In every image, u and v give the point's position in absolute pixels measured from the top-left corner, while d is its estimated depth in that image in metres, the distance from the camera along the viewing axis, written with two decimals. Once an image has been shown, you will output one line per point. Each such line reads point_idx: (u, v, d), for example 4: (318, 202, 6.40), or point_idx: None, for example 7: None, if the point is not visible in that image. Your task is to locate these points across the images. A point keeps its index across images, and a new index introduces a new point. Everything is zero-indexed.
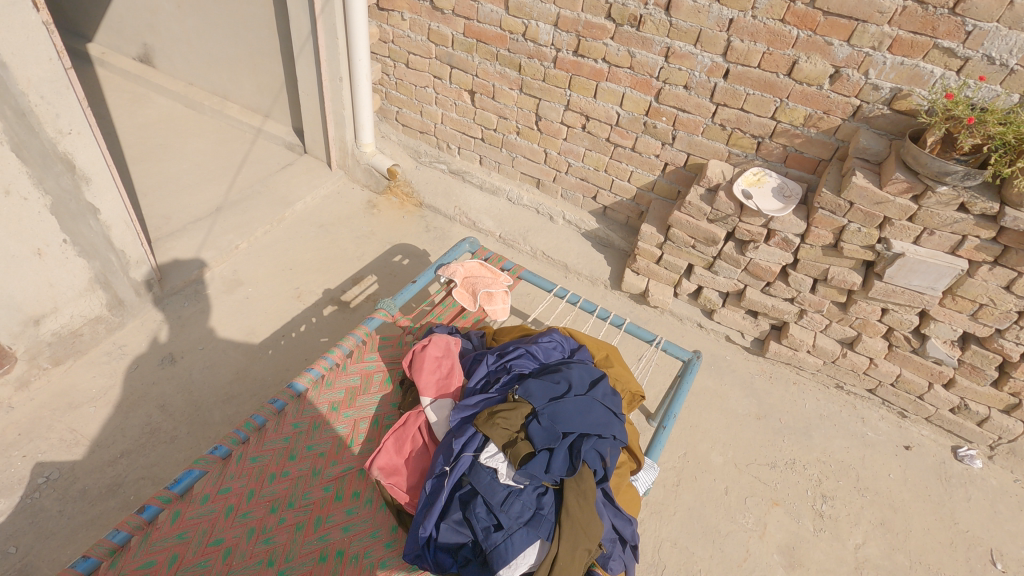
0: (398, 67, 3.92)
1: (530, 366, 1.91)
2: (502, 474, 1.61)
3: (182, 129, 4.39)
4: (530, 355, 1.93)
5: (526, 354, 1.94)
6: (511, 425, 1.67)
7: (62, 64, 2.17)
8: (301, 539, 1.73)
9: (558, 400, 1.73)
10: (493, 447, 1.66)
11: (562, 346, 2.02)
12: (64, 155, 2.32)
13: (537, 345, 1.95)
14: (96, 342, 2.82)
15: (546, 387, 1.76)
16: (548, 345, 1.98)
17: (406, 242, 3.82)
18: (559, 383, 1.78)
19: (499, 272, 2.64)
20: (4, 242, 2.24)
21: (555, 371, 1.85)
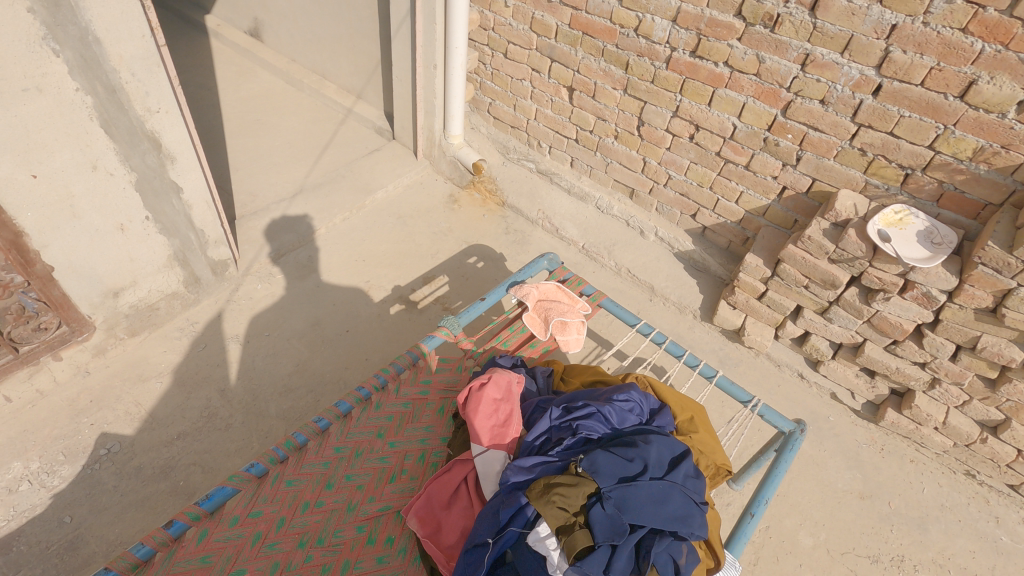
0: (495, 56, 3.69)
1: (600, 430, 1.63)
2: (552, 565, 1.36)
3: (280, 106, 4.43)
4: (602, 416, 1.65)
5: (596, 414, 1.65)
6: (568, 504, 1.42)
7: (154, 42, 2.12)
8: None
9: (630, 483, 1.45)
10: (545, 529, 1.41)
11: (639, 407, 1.72)
12: (151, 133, 2.29)
13: (610, 405, 1.66)
14: (170, 317, 2.86)
15: (616, 464, 1.49)
16: (623, 406, 1.69)
17: (483, 243, 3.62)
18: (632, 461, 1.50)
19: (577, 297, 2.36)
20: (88, 216, 2.26)
21: (629, 442, 1.56)
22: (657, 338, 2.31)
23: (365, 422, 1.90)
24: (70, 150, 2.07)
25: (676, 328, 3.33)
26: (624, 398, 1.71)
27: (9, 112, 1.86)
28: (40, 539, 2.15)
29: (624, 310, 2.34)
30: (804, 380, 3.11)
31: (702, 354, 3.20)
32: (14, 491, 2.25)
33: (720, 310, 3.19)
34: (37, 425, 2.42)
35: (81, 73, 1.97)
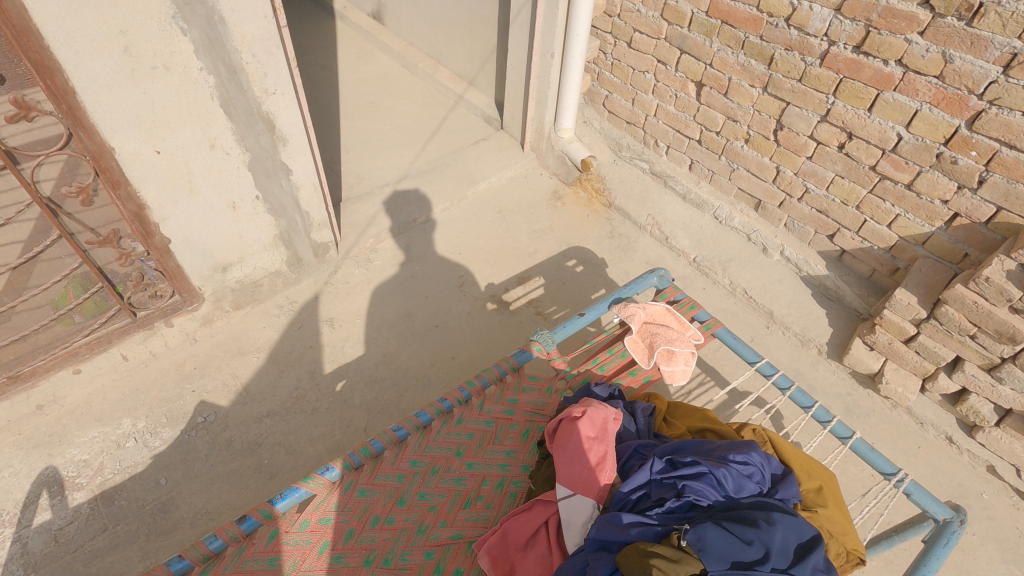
0: (618, 45, 3.42)
1: (711, 496, 1.38)
2: None
3: (394, 89, 4.44)
4: (714, 479, 1.39)
5: (708, 475, 1.40)
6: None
7: (275, 22, 2.10)
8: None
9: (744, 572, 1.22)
10: None
11: (759, 474, 1.44)
12: (266, 114, 2.30)
13: (726, 468, 1.40)
14: (272, 294, 2.93)
15: (729, 546, 1.24)
16: (740, 471, 1.42)
17: (584, 246, 3.40)
18: (751, 545, 1.25)
19: (688, 323, 2.10)
20: (205, 192, 2.32)
21: (748, 520, 1.30)
22: (781, 382, 1.98)
23: (444, 437, 1.78)
24: (191, 127, 2.12)
25: (795, 363, 2.93)
26: (742, 461, 1.44)
27: (138, 89, 1.92)
28: (137, 497, 2.26)
29: (743, 344, 2.04)
30: (952, 445, 2.62)
31: (826, 397, 2.79)
32: (121, 446, 2.38)
33: (853, 350, 2.75)
34: (147, 385, 2.56)
35: (206, 53, 2.00)
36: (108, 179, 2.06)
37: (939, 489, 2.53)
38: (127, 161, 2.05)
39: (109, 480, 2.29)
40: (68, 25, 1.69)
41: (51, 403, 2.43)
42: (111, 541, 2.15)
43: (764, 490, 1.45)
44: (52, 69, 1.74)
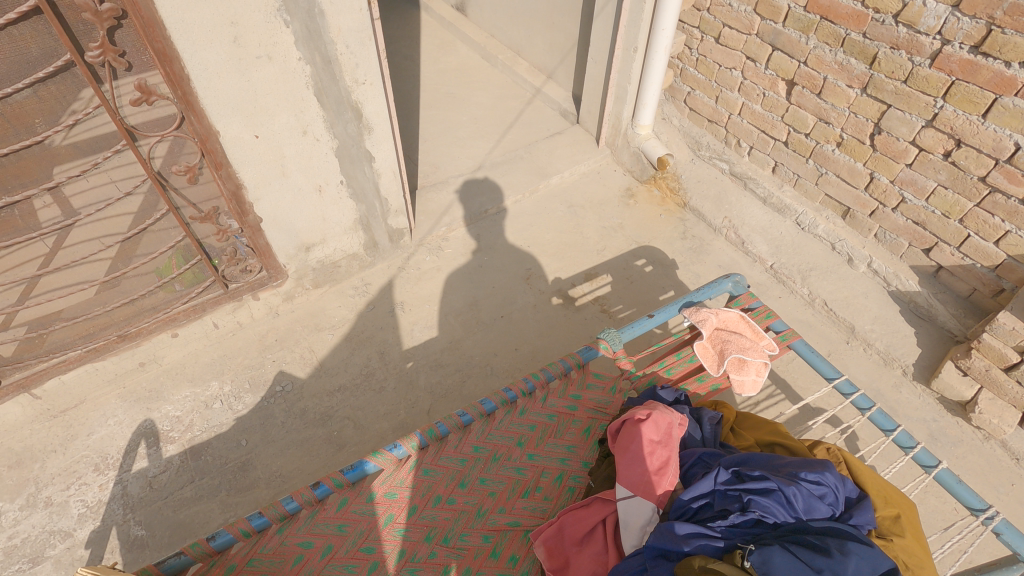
0: (705, 41, 3.31)
1: (779, 515, 1.33)
2: None
3: (473, 80, 4.51)
4: (783, 497, 1.34)
5: (776, 493, 1.35)
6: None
7: (369, 15, 2.19)
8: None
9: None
10: None
11: (833, 496, 1.38)
12: (355, 104, 2.40)
13: (796, 487, 1.34)
14: (349, 275, 3.07)
15: (796, 570, 1.20)
16: (812, 491, 1.36)
17: (655, 246, 3.34)
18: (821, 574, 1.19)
19: (763, 333, 2.02)
20: (295, 175, 2.46)
21: (819, 547, 1.25)
22: (860, 402, 1.88)
23: (507, 426, 1.81)
24: (287, 114, 2.25)
25: (876, 383, 2.76)
26: (816, 481, 1.38)
27: (244, 77, 2.06)
28: (220, 455, 2.45)
29: (821, 359, 1.94)
30: None
31: (908, 422, 2.61)
32: (209, 407, 2.59)
33: (943, 374, 2.56)
34: (233, 353, 2.76)
35: (305, 43, 2.11)
36: (213, 160, 2.22)
37: None
38: (229, 144, 2.20)
39: (197, 437, 2.49)
40: (187, 16, 1.83)
41: (151, 362, 2.67)
42: (197, 492, 2.35)
43: (837, 513, 1.38)
44: (171, 57, 1.89)
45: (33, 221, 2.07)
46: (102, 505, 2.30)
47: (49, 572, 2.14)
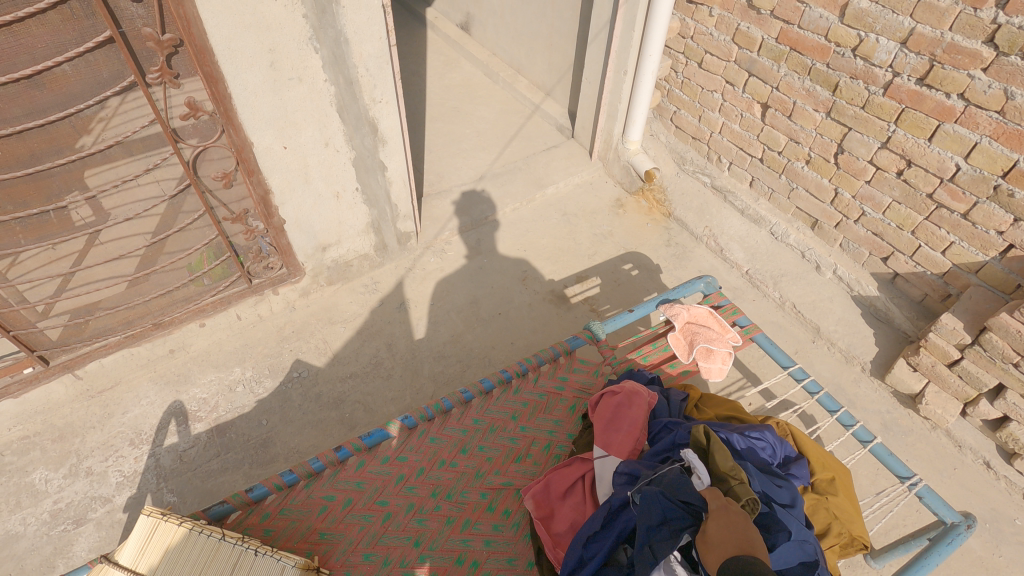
0: (689, 65, 3.62)
1: None
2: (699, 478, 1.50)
3: (475, 96, 4.81)
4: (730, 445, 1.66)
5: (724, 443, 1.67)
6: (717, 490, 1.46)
7: (387, 43, 2.49)
8: (447, 534, 1.80)
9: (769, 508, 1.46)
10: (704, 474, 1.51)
11: (771, 450, 1.69)
12: (372, 120, 2.69)
13: (741, 436, 1.67)
14: (360, 274, 3.35)
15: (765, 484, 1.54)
16: (754, 443, 1.68)
17: (641, 252, 3.63)
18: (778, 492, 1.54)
19: (728, 327, 2.31)
20: (317, 182, 2.75)
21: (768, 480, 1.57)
22: (811, 386, 2.17)
23: (503, 402, 2.09)
24: (312, 129, 2.54)
25: (837, 378, 3.05)
26: (758, 437, 1.70)
27: (278, 96, 2.35)
28: (244, 433, 2.71)
29: (778, 349, 2.23)
30: (990, 470, 2.70)
31: (865, 413, 2.90)
32: (232, 390, 2.84)
33: (896, 369, 2.86)
34: (254, 342, 3.02)
35: (331, 67, 2.40)
36: (246, 168, 2.51)
37: (972, 511, 2.62)
38: (261, 154, 2.49)
39: (222, 417, 2.75)
40: (232, 44, 2.12)
41: (180, 349, 2.93)
42: (223, 464, 2.60)
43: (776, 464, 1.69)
44: (217, 79, 2.18)
45: (66, 224, 2.34)
46: (138, 476, 2.55)
47: (92, 533, 2.39)
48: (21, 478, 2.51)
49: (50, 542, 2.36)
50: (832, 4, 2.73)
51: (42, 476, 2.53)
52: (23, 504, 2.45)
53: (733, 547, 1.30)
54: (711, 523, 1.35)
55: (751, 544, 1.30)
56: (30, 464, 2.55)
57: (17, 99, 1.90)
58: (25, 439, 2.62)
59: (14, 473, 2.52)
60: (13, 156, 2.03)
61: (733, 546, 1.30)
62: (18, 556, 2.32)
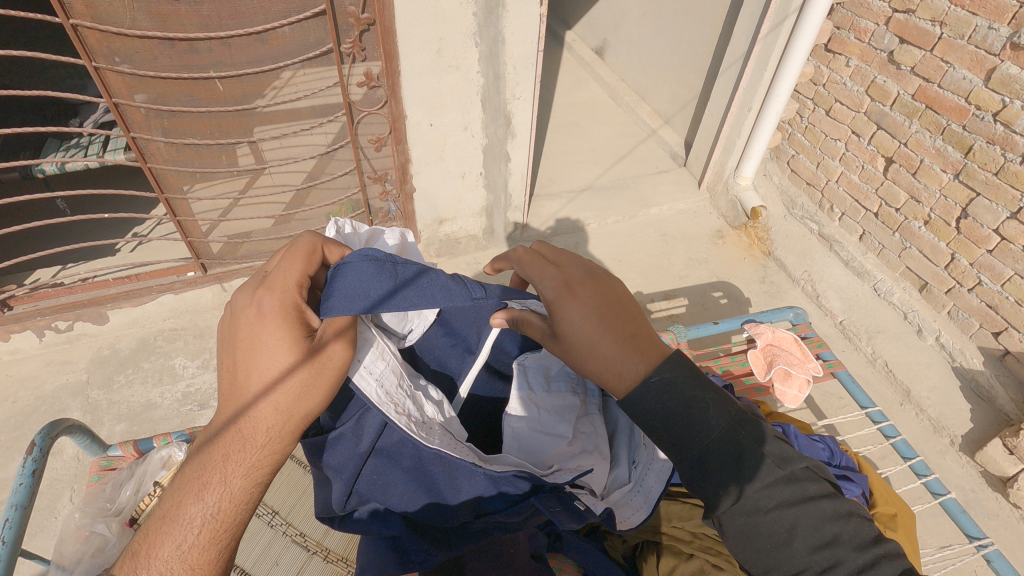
0: (816, 111, 3.66)
1: None
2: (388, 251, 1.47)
3: (596, 115, 5.08)
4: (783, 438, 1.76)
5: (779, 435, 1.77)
6: (693, 519, 1.59)
7: (536, 48, 2.78)
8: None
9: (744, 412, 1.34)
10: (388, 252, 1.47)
11: (827, 448, 1.78)
12: (508, 114, 3.01)
13: (795, 433, 1.76)
14: (465, 252, 3.67)
15: None
16: (809, 441, 1.77)
17: (733, 283, 3.68)
18: None
19: (812, 358, 2.35)
20: (451, 161, 3.11)
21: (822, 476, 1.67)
22: (888, 430, 2.19)
23: None
24: (456, 112, 2.91)
25: (921, 445, 2.92)
26: None
27: (435, 80, 2.73)
28: None
29: (859, 389, 2.27)
30: None
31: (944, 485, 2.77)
32: None
33: (988, 448, 2.72)
34: None
35: (485, 61, 2.76)
36: (396, 137, 2.90)
37: None
38: (411, 128, 2.87)
39: None
40: (411, 31, 2.51)
41: None
42: None
43: (829, 459, 1.76)
44: (393, 56, 2.57)
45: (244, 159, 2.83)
46: None
47: (211, 416, 2.81)
48: (165, 360, 3.02)
49: (178, 415, 2.81)
50: (977, 66, 2.71)
51: (181, 362, 3.02)
52: (164, 380, 2.94)
53: (601, 331, 1.18)
54: (564, 305, 1.21)
55: (619, 320, 1.20)
56: (175, 351, 3.06)
57: (246, 49, 2.39)
58: (174, 330, 3.15)
59: (162, 355, 3.04)
60: (230, 94, 2.53)
61: (614, 339, 1.17)
62: (153, 421, 2.78)
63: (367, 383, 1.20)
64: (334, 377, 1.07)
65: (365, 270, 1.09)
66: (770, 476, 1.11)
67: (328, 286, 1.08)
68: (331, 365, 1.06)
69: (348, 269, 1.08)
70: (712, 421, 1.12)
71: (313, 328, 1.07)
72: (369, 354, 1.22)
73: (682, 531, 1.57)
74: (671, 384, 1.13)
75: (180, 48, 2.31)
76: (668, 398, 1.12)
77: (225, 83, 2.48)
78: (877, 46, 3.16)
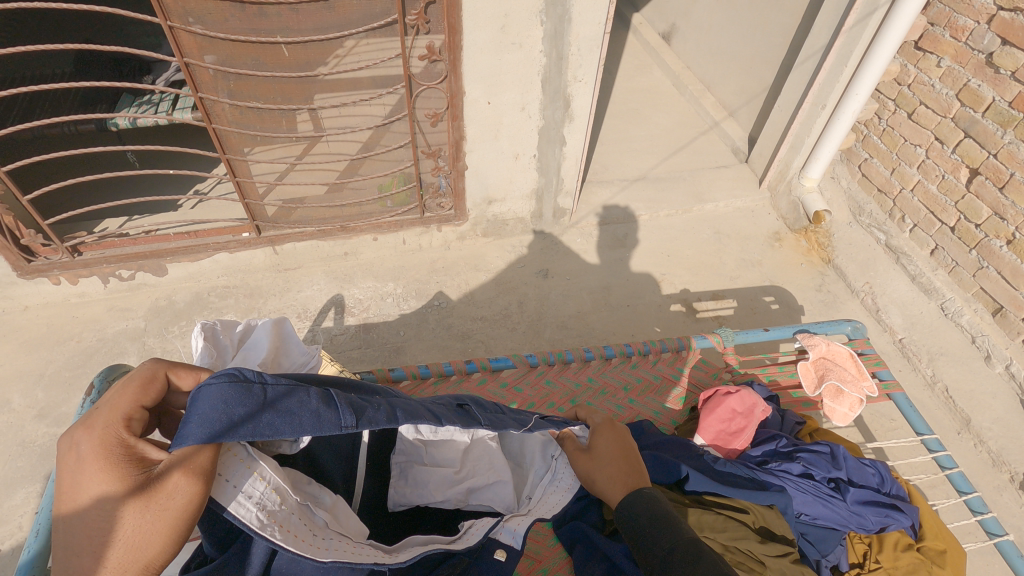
0: (896, 114, 3.43)
1: (823, 470, 1.69)
2: (266, 331, 1.51)
3: (658, 103, 4.91)
4: (834, 457, 1.73)
5: (829, 454, 1.74)
6: (726, 531, 1.47)
7: (602, 29, 2.69)
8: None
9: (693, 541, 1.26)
10: (265, 334, 1.51)
11: (880, 474, 1.72)
12: (567, 96, 2.94)
13: (847, 454, 1.73)
14: (512, 235, 3.64)
15: (861, 509, 1.61)
16: (861, 465, 1.72)
17: (786, 289, 3.52)
18: (870, 518, 1.60)
19: (866, 376, 2.24)
20: (505, 141, 3.07)
21: (870, 502, 1.63)
22: (945, 460, 2.05)
23: (619, 372, 2.29)
24: (515, 92, 2.86)
25: (975, 478, 2.75)
26: (815, 449, 1.75)
27: (497, 57, 2.69)
28: (384, 336, 3.12)
29: (916, 413, 2.14)
30: None
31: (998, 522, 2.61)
32: (383, 299, 3.28)
33: None
34: (409, 267, 3.44)
35: (549, 40, 2.69)
36: (452, 113, 2.88)
37: None
38: (468, 104, 2.85)
39: (370, 317, 3.19)
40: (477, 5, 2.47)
41: (352, 255, 3.43)
42: (360, 356, 3.02)
43: (882, 487, 1.70)
44: (457, 30, 2.54)
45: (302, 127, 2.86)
46: None
47: None
48: (215, 315, 3.14)
49: None
50: None
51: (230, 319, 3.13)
52: None
53: (618, 459, 1.51)
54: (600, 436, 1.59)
55: (631, 459, 1.51)
56: (225, 308, 3.17)
57: (313, 16, 2.41)
58: (226, 288, 3.27)
59: (213, 311, 3.15)
60: (295, 60, 2.56)
61: (625, 467, 1.48)
62: None
63: (246, 510, 1.04)
64: (177, 519, 0.94)
65: (228, 394, 1.03)
66: (717, 555, 1.18)
67: (188, 410, 1.02)
68: (177, 504, 0.94)
69: (207, 391, 1.02)
70: (675, 527, 1.26)
71: (153, 462, 0.97)
72: (246, 478, 1.07)
73: (713, 542, 1.44)
74: (654, 497, 1.36)
75: (250, 11, 2.34)
76: (647, 505, 1.33)
77: (291, 48, 2.51)
78: (974, 46, 2.91)
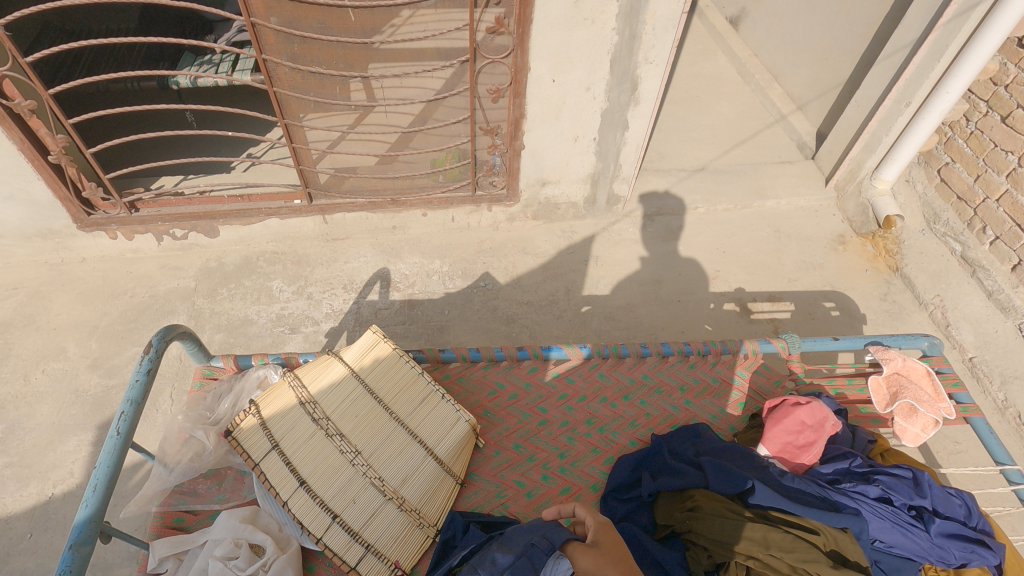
0: (988, 116, 3.17)
1: (903, 497, 1.58)
2: None
3: (721, 91, 4.70)
4: (917, 482, 1.61)
5: (912, 479, 1.63)
6: (794, 551, 1.43)
7: (680, 8, 2.54)
8: (665, 426, 2.04)
9: None
10: None
11: (966, 505, 1.60)
12: (635, 78, 2.81)
13: (931, 481, 1.61)
14: (563, 219, 3.54)
15: (942, 543, 1.51)
16: (946, 492, 1.61)
17: (848, 295, 3.34)
18: (952, 552, 1.51)
19: (944, 396, 2.08)
20: (566, 122, 2.96)
21: (952, 536, 1.53)
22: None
23: (676, 371, 2.19)
24: (581, 71, 2.74)
25: None
26: (894, 473, 1.64)
27: (567, 32, 2.57)
28: (429, 313, 3.08)
29: (996, 441, 1.99)
30: None
31: None
32: (429, 276, 3.23)
33: None
34: (457, 245, 3.38)
35: (623, 17, 2.55)
36: (515, 89, 2.78)
37: None
38: (532, 81, 2.74)
39: (416, 294, 3.15)
40: None
41: (400, 229, 3.39)
42: (404, 331, 3.00)
43: (967, 518, 1.59)
44: (528, 3, 2.44)
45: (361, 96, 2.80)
46: (343, 313, 3.04)
47: (300, 341, 2.92)
48: (264, 281, 3.15)
49: (271, 335, 2.94)
50: None
51: (278, 285, 3.14)
52: (261, 300, 3.07)
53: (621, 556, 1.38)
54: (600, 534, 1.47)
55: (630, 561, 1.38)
56: (273, 274, 3.18)
57: None
58: (275, 253, 3.27)
59: (262, 276, 3.16)
60: (360, 26, 2.50)
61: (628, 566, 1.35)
62: (249, 336, 2.93)
63: None
64: None
65: None
66: None
67: None
68: None
69: None
70: None
71: None
72: None
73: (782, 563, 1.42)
74: None
75: None
76: None
77: (357, 13, 2.45)
78: None
